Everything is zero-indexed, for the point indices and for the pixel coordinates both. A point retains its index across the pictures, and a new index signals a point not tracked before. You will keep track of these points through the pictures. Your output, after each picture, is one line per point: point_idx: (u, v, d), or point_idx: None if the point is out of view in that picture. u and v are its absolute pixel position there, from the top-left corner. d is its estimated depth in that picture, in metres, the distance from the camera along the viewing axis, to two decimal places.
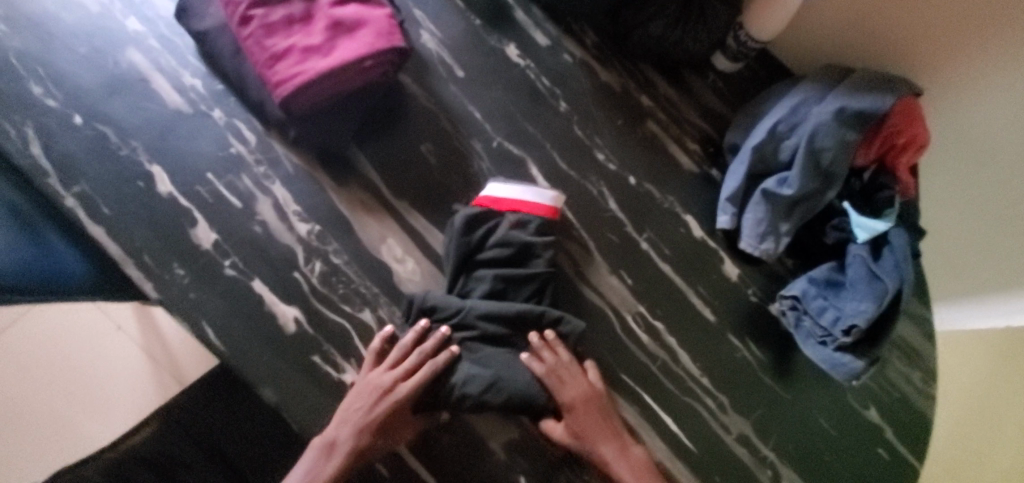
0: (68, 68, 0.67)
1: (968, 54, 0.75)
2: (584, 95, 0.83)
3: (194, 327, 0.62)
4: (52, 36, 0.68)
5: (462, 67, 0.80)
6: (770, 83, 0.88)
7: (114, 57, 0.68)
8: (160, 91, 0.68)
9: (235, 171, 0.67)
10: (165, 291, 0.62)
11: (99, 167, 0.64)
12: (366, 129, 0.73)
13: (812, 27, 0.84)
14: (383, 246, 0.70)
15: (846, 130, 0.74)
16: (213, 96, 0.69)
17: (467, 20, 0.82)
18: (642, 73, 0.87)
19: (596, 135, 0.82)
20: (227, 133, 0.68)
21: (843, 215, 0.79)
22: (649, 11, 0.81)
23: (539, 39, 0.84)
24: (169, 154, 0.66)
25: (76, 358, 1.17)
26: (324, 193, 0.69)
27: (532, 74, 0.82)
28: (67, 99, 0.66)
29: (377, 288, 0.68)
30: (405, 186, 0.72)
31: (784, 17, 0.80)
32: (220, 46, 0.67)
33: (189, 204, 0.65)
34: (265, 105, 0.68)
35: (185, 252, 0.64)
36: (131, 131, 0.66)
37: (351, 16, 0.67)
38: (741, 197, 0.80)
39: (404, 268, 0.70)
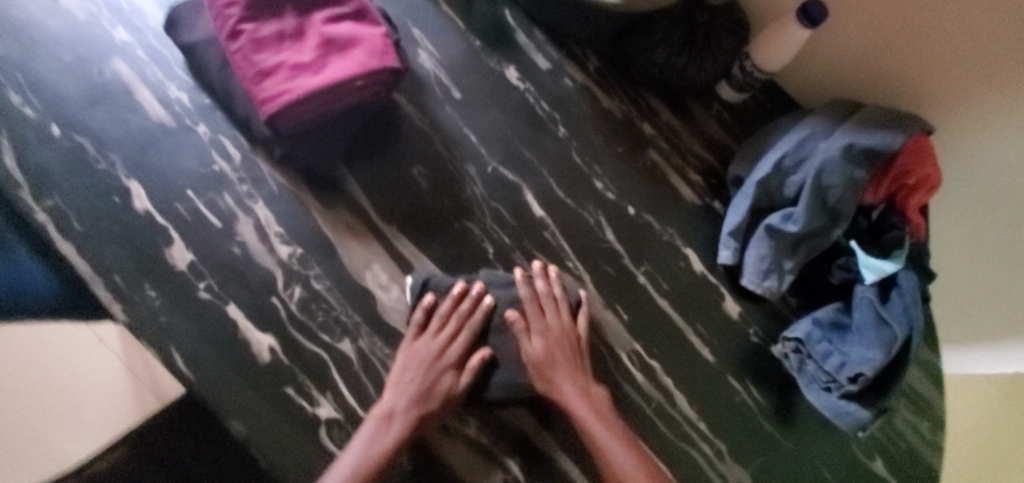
0: (49, 76, 0.64)
1: (980, 95, 0.73)
2: (584, 121, 0.81)
3: (162, 353, 0.59)
4: (35, 43, 0.65)
5: (459, 89, 0.77)
6: (776, 116, 0.86)
7: (98, 67, 0.66)
8: (144, 103, 0.66)
9: (216, 189, 0.65)
10: (134, 314, 0.59)
11: (73, 180, 0.61)
12: (356, 150, 0.70)
13: (821, 61, 0.81)
14: (368, 273, 0.67)
15: (855, 168, 0.71)
16: (199, 111, 0.66)
17: (466, 41, 0.80)
18: (645, 100, 0.84)
19: (596, 163, 0.79)
20: (211, 149, 0.66)
21: (850, 254, 0.75)
22: (654, 38, 0.79)
23: (540, 63, 0.82)
24: (149, 169, 0.63)
25: (53, 371, 1.13)
26: (309, 215, 0.67)
27: (532, 98, 0.80)
28: (46, 109, 0.63)
29: (359, 317, 0.65)
30: (394, 210, 0.69)
31: (792, 49, 0.78)
32: (208, 60, 0.65)
33: (167, 222, 0.62)
34: (251, 121, 0.65)
35: (159, 273, 0.61)
36: (110, 144, 0.63)
37: (344, 34, 0.64)
38: (744, 232, 0.77)
39: (388, 295, 0.67)
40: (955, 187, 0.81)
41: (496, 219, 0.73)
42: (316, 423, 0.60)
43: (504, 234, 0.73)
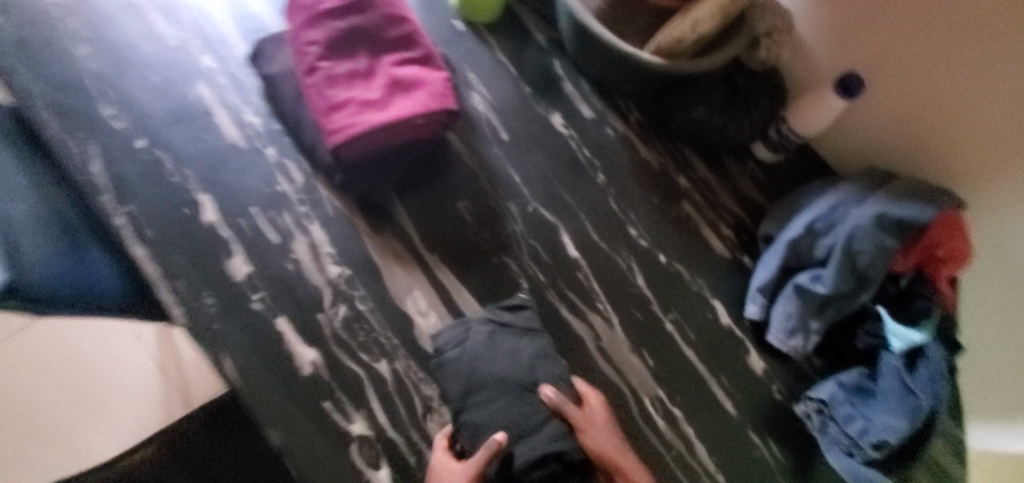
0: (140, 94, 0.71)
1: (1014, 181, 0.73)
2: (623, 170, 0.85)
3: (212, 358, 0.62)
4: (131, 63, 0.72)
5: (507, 131, 0.82)
6: (808, 178, 0.89)
7: (184, 89, 0.72)
8: (221, 124, 0.71)
9: (277, 208, 0.69)
10: (191, 318, 0.63)
11: (151, 190, 0.67)
12: (408, 181, 0.75)
13: (856, 128, 0.85)
14: (408, 298, 0.70)
15: (887, 237, 0.72)
16: (270, 135, 0.72)
17: (517, 87, 0.85)
18: (681, 154, 0.88)
19: (631, 210, 0.83)
20: (276, 171, 0.71)
21: (877, 320, 0.77)
22: (695, 96, 0.82)
23: (584, 112, 0.86)
24: (219, 185, 0.69)
25: (91, 363, 1.17)
26: (359, 239, 0.71)
27: (574, 145, 0.84)
28: (135, 123, 0.69)
29: (396, 339, 0.68)
30: (438, 241, 0.73)
31: (828, 117, 0.81)
32: (284, 92, 0.71)
33: (231, 236, 0.67)
34: (316, 148, 0.70)
35: (218, 282, 0.65)
36: (187, 159, 0.69)
37: (409, 76, 0.70)
38: (772, 286, 0.78)
39: (426, 321, 0.70)
40: (984, 270, 0.79)
41: (533, 256, 0.76)
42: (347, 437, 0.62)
43: (539, 272, 0.76)
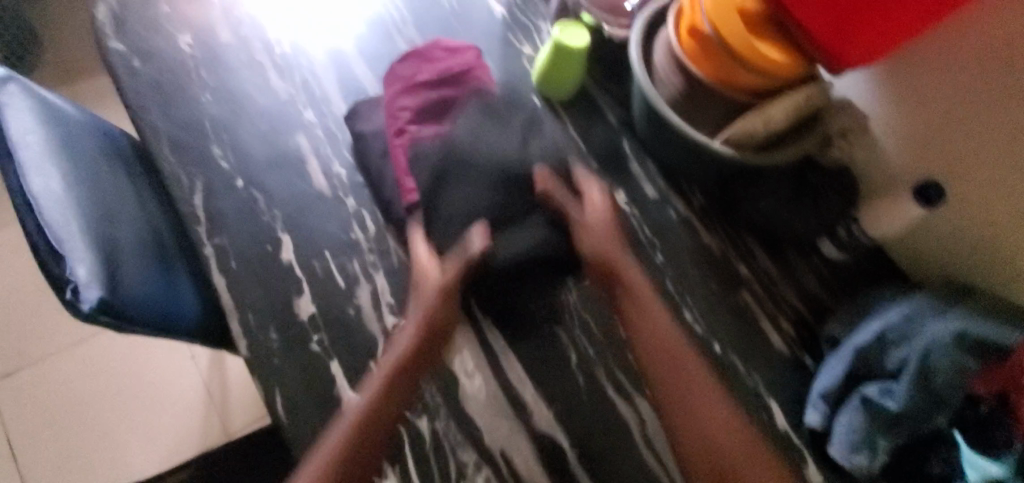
0: (246, 138, 0.78)
1: None
2: (682, 252, 0.85)
3: (268, 392, 0.65)
4: (244, 111, 0.81)
5: None
6: (879, 280, 0.84)
7: (285, 137, 0.80)
8: (311, 172, 0.78)
9: (348, 254, 0.73)
10: (255, 351, 0.66)
11: (241, 225, 0.72)
12: (467, 241, 0.75)
13: (935, 234, 0.80)
14: (458, 358, 0.71)
15: (966, 357, 0.67)
16: (352, 186, 0.77)
17: (584, 162, 0.88)
18: (744, 242, 0.87)
19: (687, 294, 0.82)
20: (352, 219, 0.75)
21: (953, 446, 0.68)
22: (762, 187, 0.81)
23: (647, 191, 0.88)
24: (300, 227, 0.74)
25: (145, 375, 1.24)
26: None
27: (635, 222, 0.85)
28: (237, 164, 0.76)
29: (440, 397, 0.69)
30: (494, 304, 0.75)
31: (904, 221, 0.80)
32: (371, 149, 0.77)
33: (302, 276, 0.71)
34: (392, 203, 0.75)
35: (284, 319, 0.68)
36: (276, 201, 0.75)
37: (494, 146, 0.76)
38: (836, 395, 0.74)
39: (471, 382, 0.70)
40: None
41: (585, 330, 0.75)
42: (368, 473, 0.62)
43: (589, 346, 0.74)
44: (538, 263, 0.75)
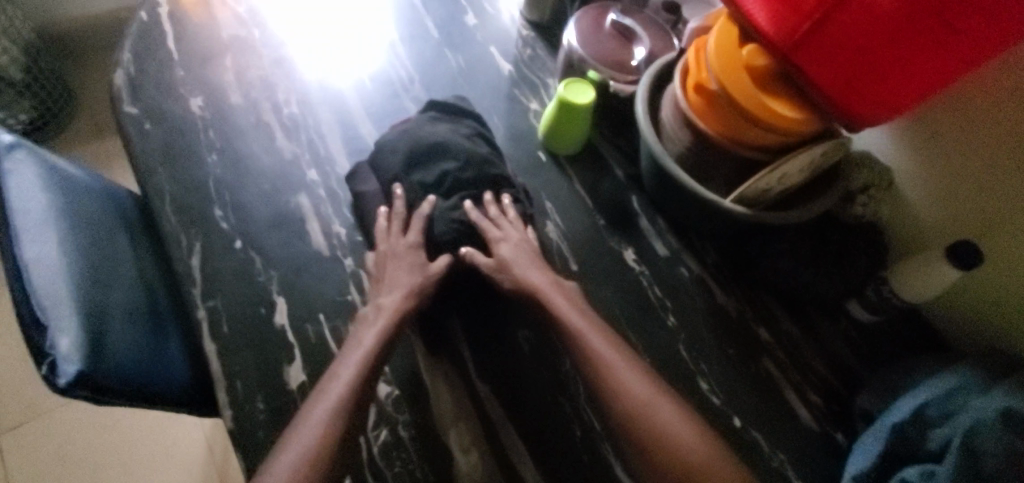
0: (248, 199, 0.78)
1: None
2: (696, 314, 0.80)
3: (249, 470, 0.61)
4: (249, 171, 0.81)
5: (577, 261, 0.81)
6: (918, 345, 0.78)
7: (287, 197, 0.79)
8: (310, 232, 0.77)
9: (344, 318, 0.71)
10: (239, 423, 0.63)
11: (235, 288, 0.71)
12: (472, 307, 0.75)
13: (985, 293, 0.73)
14: (454, 432, 0.66)
15: (1016, 439, 0.58)
16: (352, 247, 0.76)
17: (592, 218, 0.85)
18: (763, 303, 0.82)
19: (703, 360, 0.76)
20: (350, 281, 0.74)
21: None
22: (779, 246, 0.77)
23: (657, 249, 0.84)
24: (296, 290, 0.72)
25: (140, 448, 1.23)
26: (414, 359, 0.70)
27: (645, 281, 0.81)
28: (237, 225, 0.76)
29: (432, 476, 0.64)
30: (495, 372, 0.71)
31: (941, 284, 0.72)
32: (371, 210, 0.76)
33: (295, 342, 0.69)
34: (388, 262, 0.72)
35: (272, 389, 0.66)
36: (273, 262, 0.74)
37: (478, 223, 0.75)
38: (867, 481, 0.66)
39: (465, 460, 0.65)
40: None
41: (590, 401, 0.70)
42: None
43: (594, 418, 0.70)
44: (541, 333, 0.74)
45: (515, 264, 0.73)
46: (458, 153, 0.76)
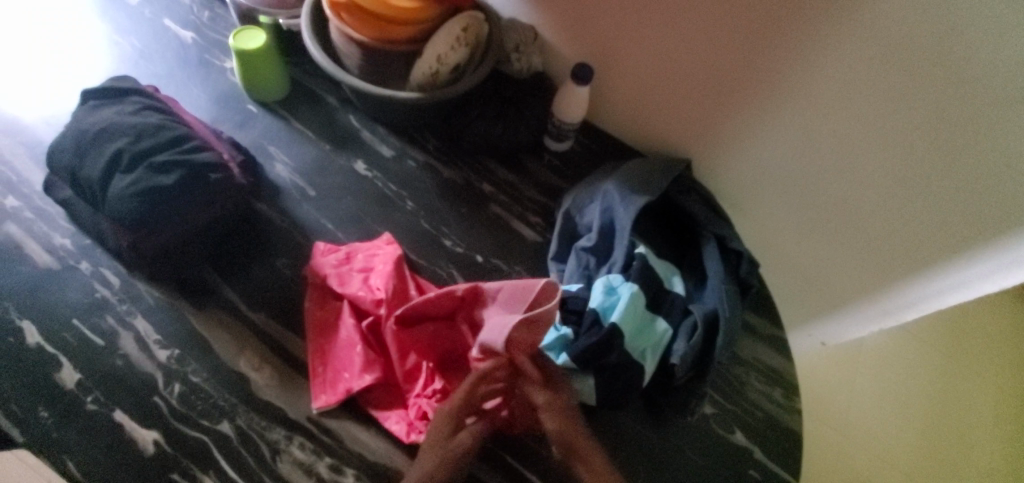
0: (26, 172, 0.74)
1: (766, 153, 0.81)
2: (521, 215, 0.84)
3: (43, 436, 0.60)
4: (22, 148, 0.75)
5: (395, 181, 0.83)
6: (699, 212, 0.82)
7: (38, 175, 0.74)
8: (33, 241, 0.69)
9: (129, 283, 0.68)
10: (32, 390, 0.62)
11: (8, 273, 0.67)
12: (265, 241, 0.74)
13: (770, 127, 0.78)
14: (246, 361, 0.66)
15: (576, 370, 0.68)
16: (81, 251, 0.69)
17: (410, 139, 0.86)
18: (579, 187, 0.84)
19: (526, 256, 0.80)
20: (92, 281, 0.68)
21: (706, 352, 0.72)
22: (575, 157, 0.91)
23: (482, 160, 0.87)
24: (59, 276, 0.68)
25: None
26: (213, 295, 0.69)
27: (474, 187, 0.85)
28: (19, 203, 0.72)
29: (235, 398, 0.64)
30: (300, 296, 0.71)
31: (730, 132, 0.82)
32: None
33: (72, 318, 0.66)
34: (119, 192, 0.62)
35: (49, 373, 0.63)
36: (32, 251, 0.69)
37: (295, 164, 0.80)
38: None
39: (262, 377, 0.66)
40: (822, 202, 0.80)
41: None
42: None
43: None
44: None
45: (331, 199, 0.79)
46: (272, 106, 0.84)
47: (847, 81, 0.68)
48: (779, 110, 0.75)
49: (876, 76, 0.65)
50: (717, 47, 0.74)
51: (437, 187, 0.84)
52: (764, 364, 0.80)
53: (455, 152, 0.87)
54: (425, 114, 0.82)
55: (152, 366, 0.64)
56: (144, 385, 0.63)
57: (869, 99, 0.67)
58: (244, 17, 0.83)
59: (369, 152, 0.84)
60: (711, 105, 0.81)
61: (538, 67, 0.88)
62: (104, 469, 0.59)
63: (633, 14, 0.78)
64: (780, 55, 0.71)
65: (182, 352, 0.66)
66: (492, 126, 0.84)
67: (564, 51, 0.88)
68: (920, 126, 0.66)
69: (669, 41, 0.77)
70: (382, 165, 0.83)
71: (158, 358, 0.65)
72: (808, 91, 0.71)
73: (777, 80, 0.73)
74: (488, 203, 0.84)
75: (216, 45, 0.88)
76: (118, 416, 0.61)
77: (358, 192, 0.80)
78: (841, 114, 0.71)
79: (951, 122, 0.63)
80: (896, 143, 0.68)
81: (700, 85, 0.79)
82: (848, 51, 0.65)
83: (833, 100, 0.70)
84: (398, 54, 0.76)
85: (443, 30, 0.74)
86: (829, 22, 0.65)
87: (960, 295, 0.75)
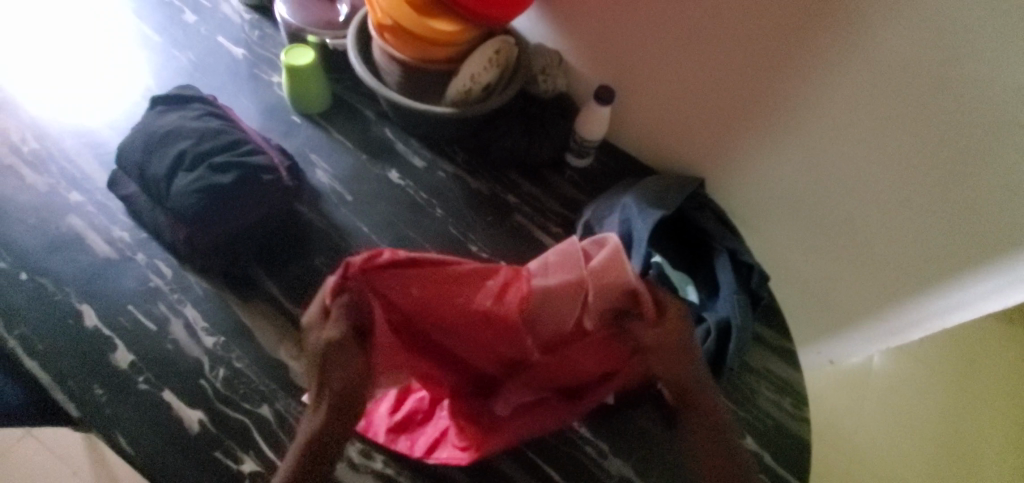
0: (90, 171, 0.80)
1: (777, 173, 0.86)
2: (544, 225, 0.89)
3: (97, 412, 0.64)
4: (87, 149, 0.82)
5: (426, 190, 0.88)
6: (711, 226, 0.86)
7: (100, 174, 0.80)
8: (93, 233, 0.75)
9: (180, 274, 0.74)
10: (88, 369, 0.66)
11: (70, 261, 0.73)
12: (306, 240, 0.79)
13: (781, 148, 0.83)
14: (286, 350, 0.71)
15: None
16: (138, 243, 0.75)
17: (441, 151, 0.92)
18: (599, 201, 0.89)
19: None
20: (146, 271, 0.73)
21: (718, 356, 0.76)
22: (595, 173, 0.96)
23: (507, 174, 0.93)
24: (116, 266, 0.73)
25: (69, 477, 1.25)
26: (257, 288, 0.74)
27: (500, 198, 0.90)
28: (82, 198, 0.78)
29: (275, 385, 0.68)
30: None
31: (743, 153, 0.87)
32: None
33: (127, 304, 0.71)
34: (182, 188, 0.68)
35: (104, 354, 0.67)
36: (92, 243, 0.74)
37: (335, 172, 0.86)
38: None
39: (300, 365, 0.70)
40: (830, 220, 0.85)
41: None
42: (213, 461, 0.63)
43: None
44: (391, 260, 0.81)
45: (367, 204, 0.84)
46: (314, 118, 0.90)
47: (854, 105, 0.73)
48: (789, 132, 0.81)
49: (880, 102, 0.71)
50: (732, 73, 0.80)
51: (465, 196, 0.89)
52: (773, 374, 0.83)
53: (482, 165, 0.93)
54: (457, 128, 0.88)
55: (199, 351, 0.69)
56: (192, 368, 0.68)
57: (874, 123, 0.73)
58: (293, 36, 0.90)
59: (402, 162, 0.90)
60: (725, 126, 0.86)
61: (562, 88, 0.94)
62: (153, 444, 0.63)
63: (654, 41, 0.84)
64: (791, 81, 0.76)
65: (226, 339, 0.70)
66: (519, 140, 0.90)
67: (587, 74, 0.94)
68: (922, 149, 0.71)
69: (687, 66, 0.83)
70: (414, 175, 0.89)
71: (205, 344, 0.70)
72: (817, 115, 0.77)
73: (788, 104, 0.78)
74: (512, 213, 0.89)
75: (265, 61, 0.95)
76: (166, 396, 0.66)
77: (392, 199, 0.86)
78: (848, 137, 0.76)
79: (950, 145, 0.68)
80: (899, 164, 0.73)
81: (714, 107, 0.85)
82: (854, 78, 0.71)
83: (841, 123, 0.75)
84: (437, 72, 0.82)
85: (478, 51, 0.81)
86: (837, 52, 0.71)
87: (962, 312, 0.78)
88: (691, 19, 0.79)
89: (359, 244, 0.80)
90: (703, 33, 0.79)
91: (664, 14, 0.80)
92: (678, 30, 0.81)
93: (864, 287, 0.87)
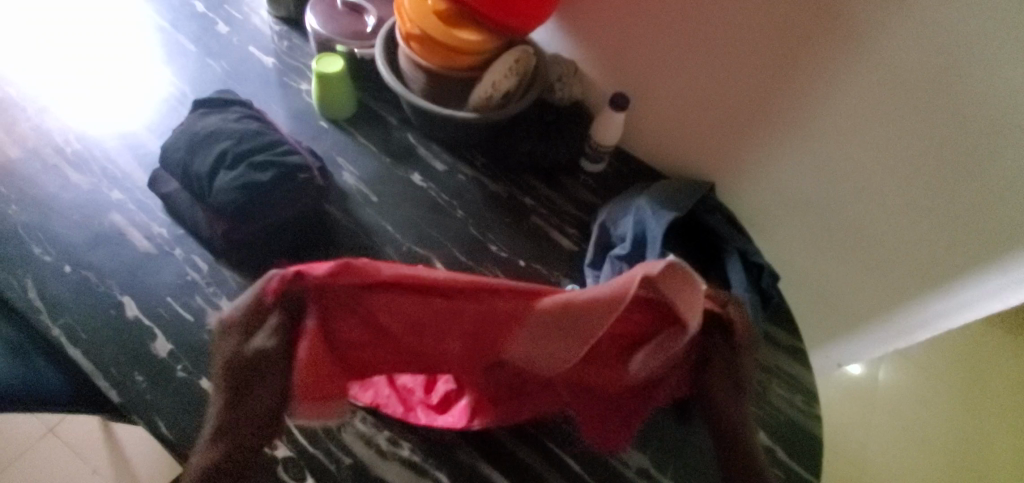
0: (130, 171, 0.84)
1: (785, 177, 0.89)
2: (561, 227, 0.92)
3: (138, 398, 0.67)
4: (126, 151, 0.86)
5: (448, 192, 0.92)
6: (721, 228, 0.90)
7: (138, 174, 0.84)
8: (133, 230, 0.79)
9: (215, 269, 0.77)
10: (129, 357, 0.69)
11: (111, 256, 0.76)
12: (334, 238, 0.82)
13: (789, 153, 0.87)
14: None
15: None
16: (175, 240, 0.79)
17: (461, 156, 0.96)
18: (613, 203, 0.93)
19: (564, 262, 0.89)
20: (184, 265, 0.77)
21: None
22: (608, 177, 1.00)
23: (525, 177, 0.96)
24: (155, 260, 0.77)
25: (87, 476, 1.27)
26: None
27: (518, 200, 0.94)
28: (123, 196, 0.82)
29: None
30: None
31: (753, 158, 0.91)
32: None
33: (166, 296, 0.74)
34: (222, 185, 0.71)
35: (144, 342, 0.70)
36: (132, 239, 0.78)
37: (361, 174, 0.90)
38: None
39: None
40: (836, 222, 0.88)
41: None
42: None
43: None
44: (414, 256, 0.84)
45: (391, 205, 0.88)
46: (341, 124, 0.95)
47: (859, 111, 0.77)
48: (797, 137, 0.84)
49: (883, 107, 0.75)
50: (742, 80, 0.84)
51: (484, 199, 0.93)
52: (783, 370, 0.85)
53: (501, 169, 0.96)
54: (477, 134, 0.92)
55: None
56: None
57: (878, 127, 0.76)
58: (322, 46, 0.95)
59: (425, 166, 0.94)
60: (735, 132, 0.90)
61: (577, 96, 0.98)
62: (190, 429, 0.65)
63: (666, 51, 0.88)
64: (798, 88, 0.80)
65: None
66: (536, 145, 0.94)
67: (601, 83, 0.98)
68: (924, 152, 0.74)
69: (698, 74, 0.88)
70: (436, 178, 0.93)
71: None
72: (823, 120, 0.81)
73: (795, 111, 0.82)
74: (530, 215, 0.93)
75: (294, 71, 1.00)
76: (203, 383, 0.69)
77: (415, 200, 0.89)
78: (853, 141, 0.79)
79: (951, 148, 0.72)
80: (903, 167, 0.77)
81: (725, 115, 0.89)
82: (858, 84, 0.75)
83: (847, 128, 0.79)
84: (463, 79, 0.87)
85: (501, 60, 0.85)
86: (842, 60, 0.75)
87: (965, 311, 0.81)
88: (703, 30, 0.83)
89: (384, 242, 0.84)
90: (714, 42, 0.83)
91: (677, 25, 0.85)
92: (690, 40, 0.85)
93: (870, 289, 0.90)
